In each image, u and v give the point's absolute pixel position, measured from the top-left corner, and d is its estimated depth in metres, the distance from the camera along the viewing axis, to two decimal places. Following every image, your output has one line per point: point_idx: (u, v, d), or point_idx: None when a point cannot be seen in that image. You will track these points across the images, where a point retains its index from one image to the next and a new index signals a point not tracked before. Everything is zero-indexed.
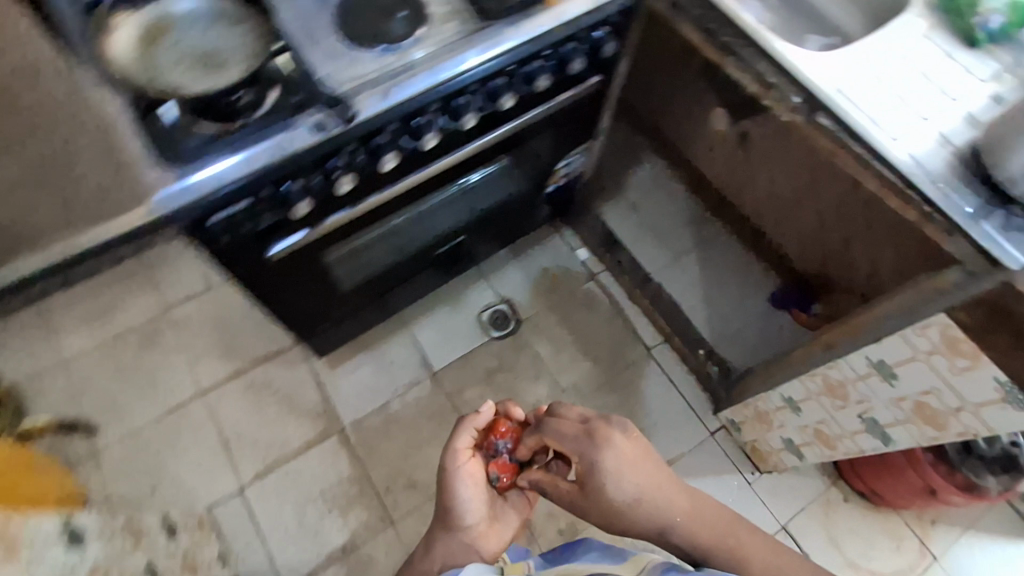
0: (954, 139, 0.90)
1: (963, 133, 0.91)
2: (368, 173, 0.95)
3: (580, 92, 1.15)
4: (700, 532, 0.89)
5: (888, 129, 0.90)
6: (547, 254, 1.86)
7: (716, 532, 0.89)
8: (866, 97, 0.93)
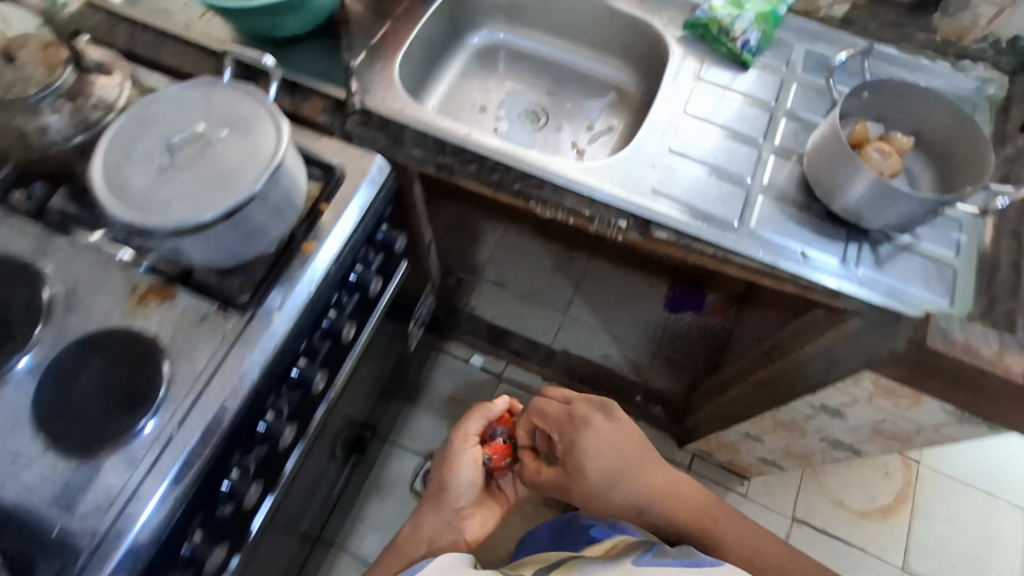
0: (800, 108, 0.84)
1: (806, 106, 0.84)
2: (258, 476, 0.73)
3: (394, 287, 0.91)
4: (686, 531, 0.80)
5: (726, 210, 0.75)
6: (445, 380, 1.67)
7: (685, 527, 0.80)
8: (625, 173, 0.79)
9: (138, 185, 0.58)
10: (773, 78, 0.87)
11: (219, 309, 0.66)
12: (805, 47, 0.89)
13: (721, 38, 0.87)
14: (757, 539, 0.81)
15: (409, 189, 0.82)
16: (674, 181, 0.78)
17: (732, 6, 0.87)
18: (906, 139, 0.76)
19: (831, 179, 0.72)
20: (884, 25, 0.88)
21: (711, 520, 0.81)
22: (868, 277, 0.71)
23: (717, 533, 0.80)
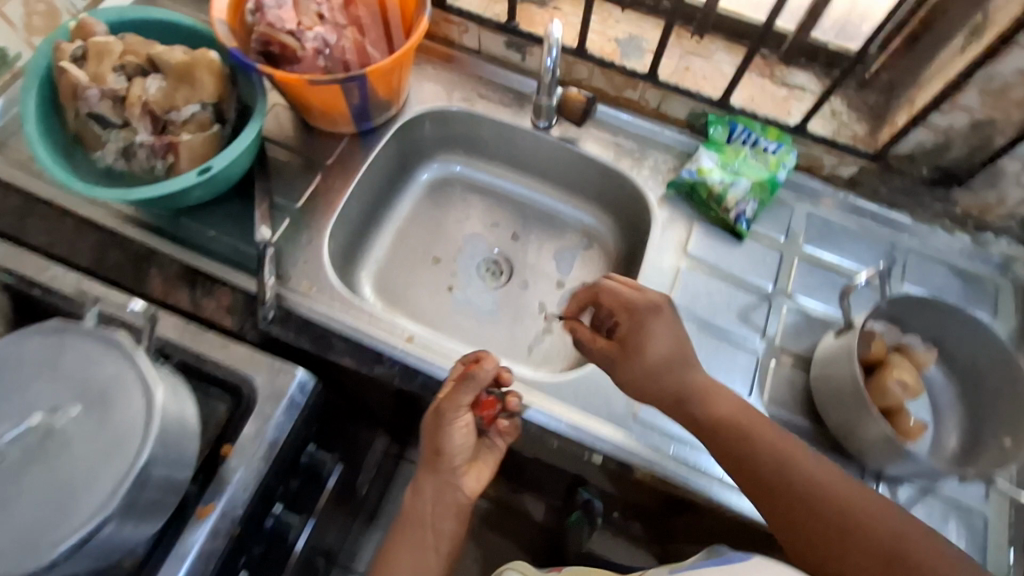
0: (800, 290, 0.82)
1: (808, 282, 0.83)
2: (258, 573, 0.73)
3: (327, 492, 0.85)
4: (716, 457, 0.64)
5: None
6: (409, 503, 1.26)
7: (732, 432, 0.63)
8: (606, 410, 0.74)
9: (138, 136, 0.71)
10: (771, 253, 0.84)
11: (223, 394, 0.72)
12: (809, 209, 0.87)
13: (712, 205, 0.83)
14: (804, 457, 0.61)
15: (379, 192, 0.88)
16: (660, 409, 0.74)
17: (725, 172, 0.82)
18: (924, 354, 0.74)
19: (849, 408, 0.68)
20: (896, 189, 0.84)
21: (751, 445, 0.62)
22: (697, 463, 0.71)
23: (774, 488, 0.60)
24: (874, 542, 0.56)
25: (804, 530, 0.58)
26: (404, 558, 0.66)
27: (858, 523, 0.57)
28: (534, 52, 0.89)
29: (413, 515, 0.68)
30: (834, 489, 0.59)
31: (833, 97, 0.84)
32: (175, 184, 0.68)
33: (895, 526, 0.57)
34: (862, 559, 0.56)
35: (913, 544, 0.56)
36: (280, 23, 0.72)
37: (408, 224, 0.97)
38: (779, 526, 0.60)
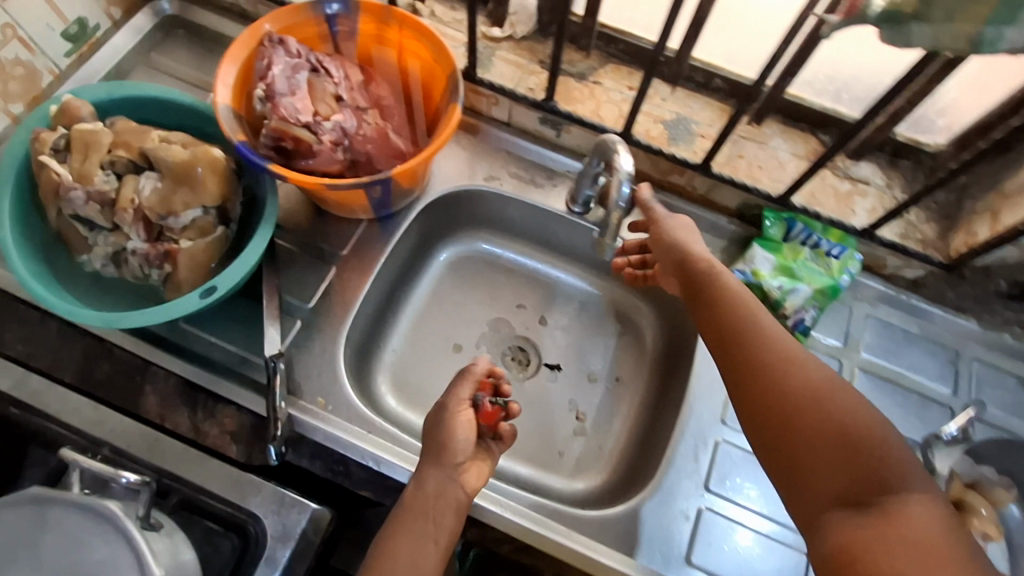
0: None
1: (869, 396, 0.77)
2: None
3: None
4: (704, 304, 0.61)
5: (686, 497, 0.70)
6: None
7: (717, 290, 0.61)
8: (652, 542, 0.67)
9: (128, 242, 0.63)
10: (830, 363, 0.77)
11: (229, 531, 0.64)
12: (867, 311, 0.81)
13: (765, 308, 0.76)
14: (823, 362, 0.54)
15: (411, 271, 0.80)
16: (713, 549, 0.68)
17: (783, 276, 0.75)
18: (1002, 492, 0.67)
19: None
20: (965, 294, 0.77)
21: (726, 317, 0.58)
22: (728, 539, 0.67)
23: (745, 346, 0.55)
24: (846, 430, 0.48)
25: (789, 404, 0.51)
26: (404, 546, 0.58)
27: (800, 406, 0.50)
28: (571, 130, 0.81)
29: (410, 510, 0.60)
30: (815, 368, 0.52)
31: (901, 195, 0.77)
32: (173, 311, 0.59)
33: (857, 411, 0.49)
34: (819, 423, 0.49)
35: (881, 433, 0.48)
36: (293, 116, 0.64)
37: (429, 308, 0.88)
38: (750, 407, 0.53)
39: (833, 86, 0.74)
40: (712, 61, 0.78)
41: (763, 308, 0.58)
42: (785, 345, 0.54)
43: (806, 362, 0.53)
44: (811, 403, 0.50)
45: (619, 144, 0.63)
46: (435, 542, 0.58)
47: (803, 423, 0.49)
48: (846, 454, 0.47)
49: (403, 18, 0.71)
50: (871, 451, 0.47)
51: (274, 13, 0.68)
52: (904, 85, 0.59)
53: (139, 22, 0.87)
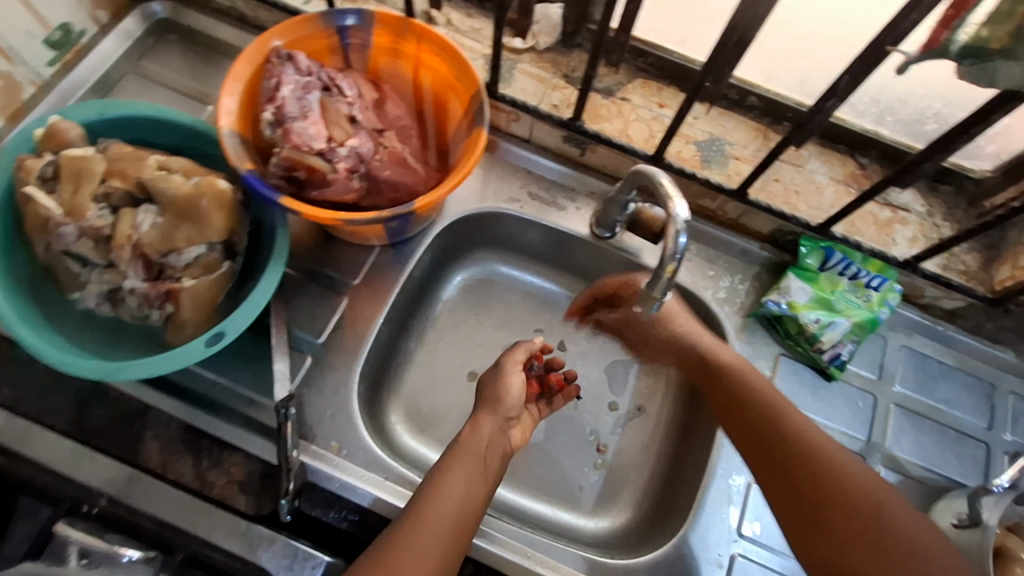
0: (897, 443, 0.72)
1: (906, 432, 0.73)
2: None
3: None
4: (723, 404, 0.63)
5: (715, 542, 0.67)
6: None
7: (738, 381, 0.63)
8: None
9: (130, 282, 0.58)
10: (864, 398, 0.74)
11: None
12: (902, 341, 0.77)
13: (801, 341, 0.73)
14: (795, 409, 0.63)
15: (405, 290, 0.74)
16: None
17: (820, 308, 0.72)
18: None
19: None
20: (1004, 327, 0.74)
21: (748, 410, 0.61)
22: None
23: (772, 441, 0.58)
24: (872, 515, 0.52)
25: (822, 508, 0.53)
26: (457, 477, 0.59)
27: (829, 495, 0.54)
28: (597, 150, 0.77)
29: (465, 446, 0.62)
30: (835, 453, 0.56)
31: (942, 223, 0.74)
32: (177, 360, 0.54)
33: (877, 498, 0.53)
34: (854, 524, 0.52)
35: (899, 514, 0.52)
36: (306, 143, 0.59)
37: (441, 332, 0.82)
38: (792, 510, 0.55)
39: (878, 108, 0.70)
40: (749, 78, 0.73)
41: (780, 397, 0.61)
42: (812, 443, 0.57)
43: (827, 460, 0.55)
44: (837, 499, 0.53)
45: (664, 181, 0.53)
46: (484, 481, 0.60)
47: (842, 519, 0.52)
48: (876, 547, 0.50)
49: (422, 32, 0.65)
50: (905, 541, 0.50)
51: (282, 26, 0.63)
52: (967, 121, 0.55)
53: (128, 27, 0.80)
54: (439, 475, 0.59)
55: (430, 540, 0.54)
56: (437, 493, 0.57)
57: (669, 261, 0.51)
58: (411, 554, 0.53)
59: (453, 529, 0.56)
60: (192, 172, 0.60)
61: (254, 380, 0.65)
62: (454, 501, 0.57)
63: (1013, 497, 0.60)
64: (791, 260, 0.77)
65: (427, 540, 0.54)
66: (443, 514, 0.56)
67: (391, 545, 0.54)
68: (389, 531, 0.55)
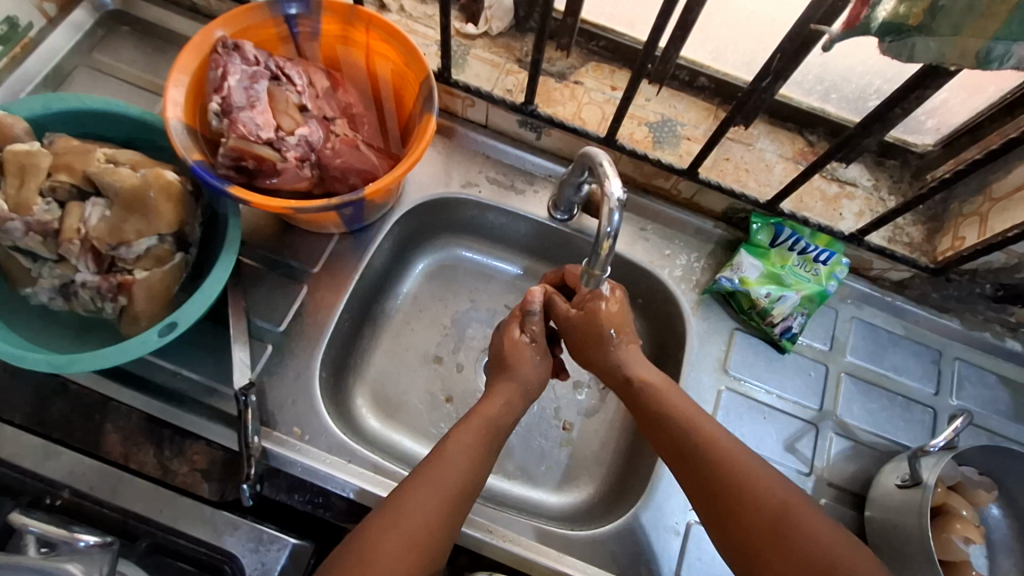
0: (848, 410, 0.75)
1: (857, 400, 0.75)
2: None
3: None
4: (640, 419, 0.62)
5: (672, 509, 0.69)
6: None
7: (649, 397, 0.61)
8: (634, 554, 0.67)
9: (82, 276, 0.58)
10: (816, 367, 0.76)
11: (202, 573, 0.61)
12: (853, 312, 0.79)
13: (754, 315, 0.75)
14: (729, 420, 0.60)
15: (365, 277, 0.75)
16: (703, 563, 0.67)
17: (771, 283, 0.74)
18: (984, 494, 0.66)
19: (904, 555, 0.62)
20: (950, 295, 0.77)
21: (662, 426, 0.59)
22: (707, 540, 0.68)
23: (682, 449, 0.57)
24: (778, 516, 0.51)
25: (735, 512, 0.53)
26: (469, 438, 0.59)
27: (738, 497, 0.53)
28: (552, 134, 0.77)
29: (483, 411, 0.62)
30: (742, 458, 0.55)
31: (887, 196, 0.76)
32: (132, 350, 0.54)
33: (782, 498, 0.52)
34: (762, 527, 0.51)
35: (801, 512, 0.52)
36: (254, 133, 0.60)
37: (405, 317, 0.82)
38: (712, 518, 0.54)
39: (822, 86, 0.72)
40: (698, 59, 0.75)
41: (689, 406, 0.60)
42: (720, 452, 0.56)
43: (737, 465, 0.55)
44: (745, 504, 0.53)
45: (605, 160, 0.55)
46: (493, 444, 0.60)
47: (752, 523, 0.52)
48: (783, 548, 0.50)
49: (371, 18, 0.65)
50: (804, 540, 0.50)
51: (226, 16, 0.63)
52: (900, 95, 0.56)
53: (78, 18, 0.79)
54: (449, 436, 0.59)
55: (438, 498, 0.54)
56: (446, 453, 0.57)
57: (604, 238, 0.53)
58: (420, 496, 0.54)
59: (460, 488, 0.56)
60: (141, 164, 0.60)
61: (214, 369, 0.66)
62: (465, 459, 0.57)
63: (949, 456, 0.62)
64: (743, 236, 0.79)
65: (433, 499, 0.54)
66: (451, 473, 0.56)
67: (400, 500, 0.53)
68: (400, 489, 0.55)
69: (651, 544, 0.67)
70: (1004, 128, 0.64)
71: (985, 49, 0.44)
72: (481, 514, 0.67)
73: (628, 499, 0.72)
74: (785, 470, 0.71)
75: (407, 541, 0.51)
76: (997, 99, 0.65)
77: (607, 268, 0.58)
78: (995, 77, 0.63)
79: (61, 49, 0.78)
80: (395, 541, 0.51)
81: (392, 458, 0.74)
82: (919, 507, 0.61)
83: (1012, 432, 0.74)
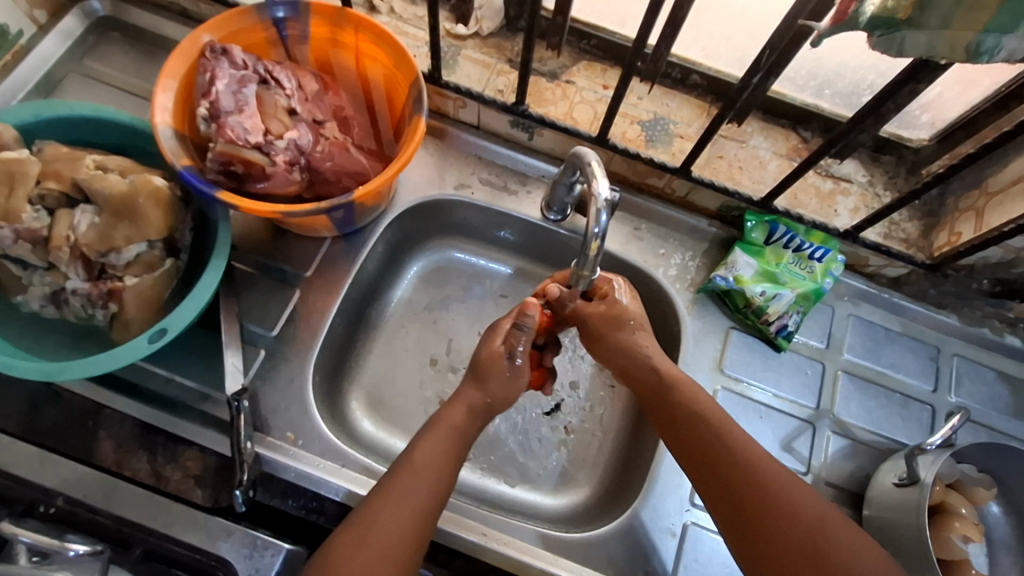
0: (845, 408, 0.74)
1: (854, 398, 0.75)
2: None
3: None
4: (665, 421, 0.61)
5: (669, 509, 0.68)
6: None
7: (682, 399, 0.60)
8: (630, 556, 0.66)
9: (72, 284, 0.58)
10: (813, 365, 0.76)
11: None
12: (849, 309, 0.79)
13: (749, 314, 0.74)
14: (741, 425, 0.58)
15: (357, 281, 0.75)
16: (699, 564, 0.67)
17: (766, 281, 0.73)
18: (984, 492, 0.66)
19: (901, 556, 0.61)
20: (947, 291, 0.76)
21: (680, 429, 0.59)
22: (703, 541, 0.68)
23: (711, 455, 0.56)
24: (813, 527, 0.50)
25: (763, 522, 0.51)
26: (435, 448, 0.58)
27: (769, 508, 0.52)
28: (544, 134, 0.77)
29: (444, 419, 0.61)
30: (774, 467, 0.54)
31: (881, 192, 0.75)
32: (122, 357, 0.54)
33: (818, 509, 0.51)
34: (787, 532, 0.50)
35: (836, 525, 0.51)
36: (242, 137, 0.60)
37: (399, 319, 0.82)
38: (738, 530, 0.53)
39: (815, 81, 0.72)
40: (689, 57, 0.74)
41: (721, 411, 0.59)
42: (750, 458, 0.55)
43: (768, 474, 0.54)
44: (778, 517, 0.51)
45: (594, 159, 0.54)
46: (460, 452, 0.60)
47: (782, 535, 0.50)
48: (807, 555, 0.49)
49: (359, 21, 0.65)
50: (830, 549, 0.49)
51: (214, 20, 0.63)
52: (893, 89, 0.55)
53: (68, 25, 0.79)
54: (417, 445, 0.59)
55: (406, 513, 0.53)
56: (412, 466, 0.56)
57: (592, 238, 0.53)
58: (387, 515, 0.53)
59: (431, 501, 0.55)
60: (130, 171, 0.60)
61: (207, 375, 0.65)
62: (432, 471, 0.57)
63: (945, 454, 0.62)
64: (738, 235, 0.78)
65: (401, 515, 0.53)
66: (421, 485, 0.55)
67: (367, 517, 0.53)
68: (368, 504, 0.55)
69: (647, 545, 0.67)
70: (1000, 122, 0.63)
71: (975, 42, 0.44)
72: (477, 518, 0.66)
73: (625, 498, 0.71)
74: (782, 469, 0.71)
75: (375, 560, 0.51)
76: (992, 93, 0.64)
77: (597, 268, 0.58)
78: (989, 70, 0.63)
79: (52, 56, 0.78)
80: (363, 560, 0.50)
81: (387, 461, 0.73)
82: (918, 507, 0.60)
83: (1011, 429, 0.74)
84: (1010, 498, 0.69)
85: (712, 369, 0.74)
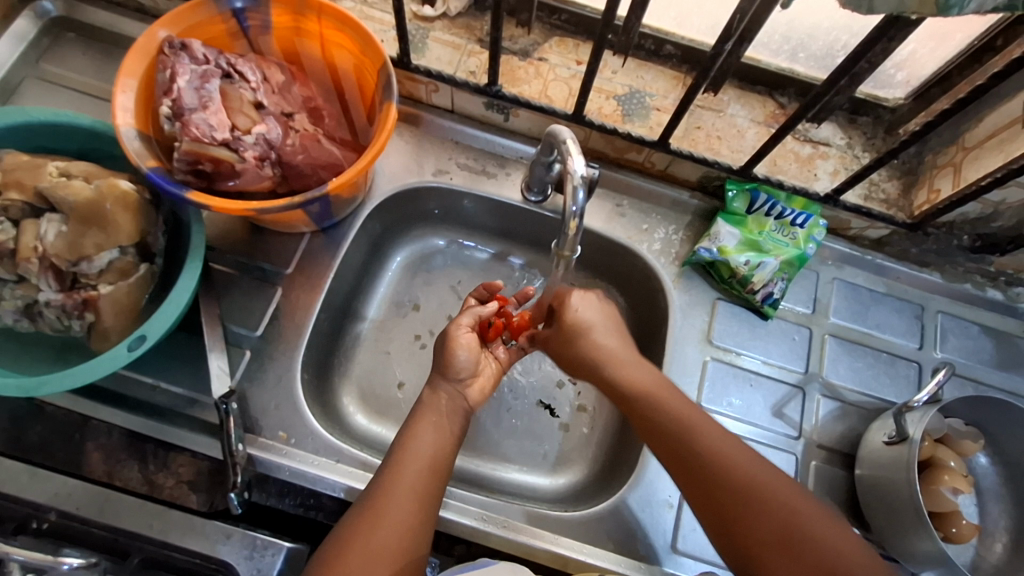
0: (834, 371, 0.75)
1: (842, 360, 0.75)
2: None
3: None
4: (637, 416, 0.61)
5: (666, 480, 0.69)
6: None
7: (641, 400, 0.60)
8: (629, 532, 0.67)
9: (44, 296, 0.57)
10: (800, 331, 0.76)
11: None
12: (834, 273, 0.79)
13: (734, 284, 0.74)
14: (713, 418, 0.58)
15: (339, 273, 0.74)
16: (698, 534, 0.67)
17: (750, 250, 0.73)
18: (971, 444, 0.67)
19: (897, 513, 0.62)
20: (929, 249, 0.77)
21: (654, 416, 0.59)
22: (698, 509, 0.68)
23: (679, 443, 0.57)
24: (783, 520, 0.51)
25: (738, 513, 0.53)
26: (425, 433, 0.59)
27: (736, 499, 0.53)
28: (520, 114, 0.75)
29: (427, 407, 0.62)
30: (745, 461, 0.55)
31: (859, 154, 0.75)
32: (100, 368, 0.53)
33: (793, 504, 0.52)
34: (769, 526, 0.51)
35: (810, 517, 0.51)
36: (208, 134, 0.58)
37: (385, 311, 0.81)
38: (711, 517, 0.54)
39: (789, 45, 0.71)
40: (663, 26, 0.73)
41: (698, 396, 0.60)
42: (720, 451, 0.55)
43: (741, 464, 0.55)
44: (745, 504, 0.53)
45: (569, 137, 0.54)
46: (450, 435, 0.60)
47: (761, 524, 0.52)
48: (790, 547, 0.50)
49: (321, 6, 0.63)
50: (816, 543, 0.50)
51: (170, 15, 0.60)
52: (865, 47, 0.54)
53: (21, 28, 0.76)
54: (414, 438, 0.58)
55: (408, 497, 0.54)
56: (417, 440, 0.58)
57: (570, 217, 0.52)
58: (398, 510, 0.53)
59: (428, 487, 0.56)
60: (95, 176, 0.58)
61: (194, 380, 0.65)
62: (425, 452, 0.57)
63: (934, 410, 0.62)
64: (720, 205, 0.78)
65: (415, 500, 0.54)
66: (421, 471, 0.56)
67: (375, 506, 0.53)
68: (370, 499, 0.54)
69: (645, 516, 0.67)
70: (972, 76, 0.63)
71: None
72: (474, 504, 0.67)
73: (622, 470, 0.72)
74: (773, 435, 0.71)
75: (391, 549, 0.51)
76: (965, 47, 0.64)
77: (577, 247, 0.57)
78: (960, 24, 0.62)
79: (8, 61, 0.75)
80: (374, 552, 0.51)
81: (382, 454, 0.73)
82: (911, 466, 0.61)
83: (996, 381, 0.75)
84: (996, 446, 0.70)
85: (700, 339, 0.75)
